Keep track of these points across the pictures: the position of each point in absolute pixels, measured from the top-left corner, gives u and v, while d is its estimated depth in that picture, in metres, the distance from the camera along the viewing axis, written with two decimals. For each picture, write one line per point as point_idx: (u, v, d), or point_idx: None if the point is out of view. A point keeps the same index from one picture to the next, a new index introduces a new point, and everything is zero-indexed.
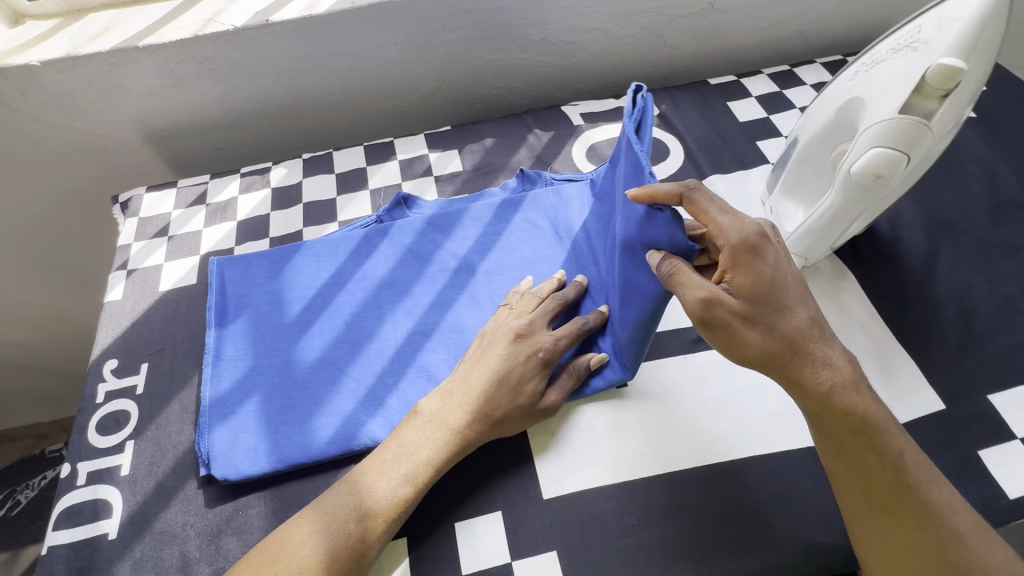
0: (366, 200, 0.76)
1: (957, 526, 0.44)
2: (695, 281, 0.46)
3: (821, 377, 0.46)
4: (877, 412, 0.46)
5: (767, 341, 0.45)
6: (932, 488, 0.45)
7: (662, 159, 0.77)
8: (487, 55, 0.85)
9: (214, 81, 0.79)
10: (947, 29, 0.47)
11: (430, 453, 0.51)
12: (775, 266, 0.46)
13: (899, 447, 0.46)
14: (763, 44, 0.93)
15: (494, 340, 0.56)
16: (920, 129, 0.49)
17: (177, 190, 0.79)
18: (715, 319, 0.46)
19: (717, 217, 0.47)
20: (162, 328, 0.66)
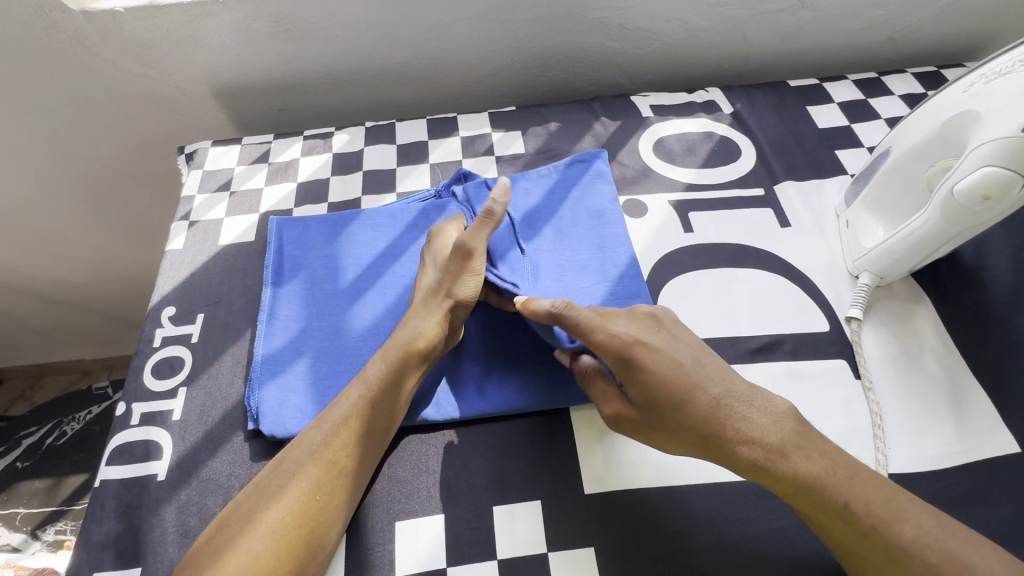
0: (425, 174, 0.75)
1: (931, 561, 0.40)
2: (602, 393, 0.50)
3: (741, 453, 0.45)
4: (814, 468, 0.43)
5: (679, 439, 0.47)
6: (895, 529, 0.41)
7: (732, 159, 0.74)
8: (560, 37, 0.83)
9: (287, 42, 0.79)
10: None
11: (407, 334, 0.54)
12: (659, 365, 0.47)
13: (842, 498, 0.42)
14: (850, 48, 0.88)
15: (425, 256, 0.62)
16: None
17: (242, 146, 0.80)
18: (629, 424, 0.49)
19: (591, 335, 0.49)
20: (220, 281, 0.67)
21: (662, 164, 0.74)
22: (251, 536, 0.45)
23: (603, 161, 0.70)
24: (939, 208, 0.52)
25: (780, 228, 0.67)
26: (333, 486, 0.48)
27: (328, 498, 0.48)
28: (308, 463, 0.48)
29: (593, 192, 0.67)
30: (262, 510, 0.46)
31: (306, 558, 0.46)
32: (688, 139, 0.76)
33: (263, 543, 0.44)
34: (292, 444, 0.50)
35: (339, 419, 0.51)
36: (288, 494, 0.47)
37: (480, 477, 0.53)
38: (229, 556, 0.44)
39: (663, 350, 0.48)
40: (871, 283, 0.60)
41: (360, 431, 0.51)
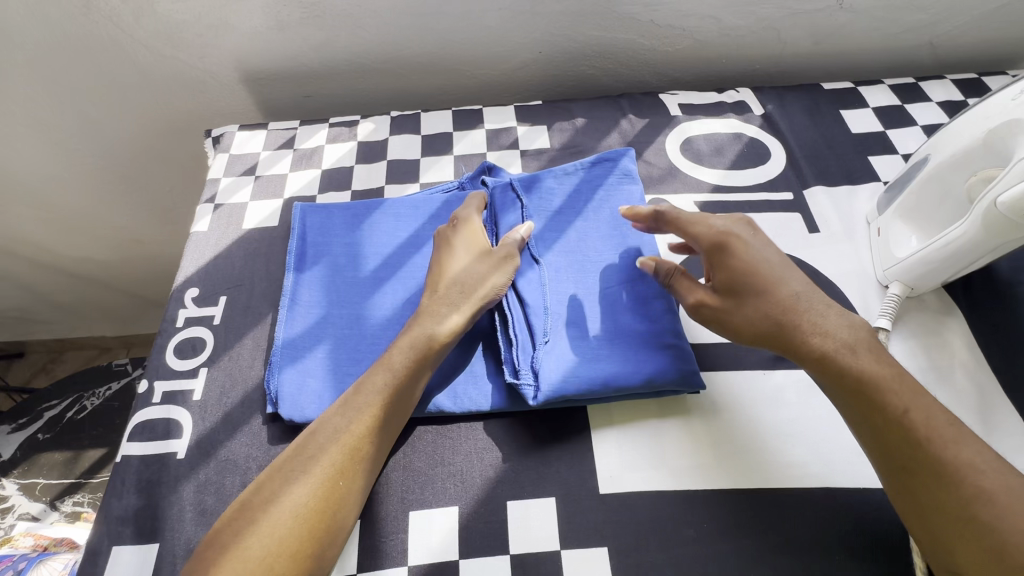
0: (449, 166, 0.75)
1: (983, 485, 0.41)
2: (687, 285, 0.55)
3: (813, 343, 0.49)
4: (882, 373, 0.47)
5: (759, 324, 0.51)
6: (951, 446, 0.43)
7: (761, 162, 0.73)
8: (590, 32, 0.82)
9: (316, 28, 0.79)
10: None
11: (435, 321, 0.55)
12: (748, 256, 0.53)
13: (904, 405, 0.45)
14: (886, 53, 0.86)
15: (448, 243, 0.60)
16: None
17: (268, 131, 0.80)
18: (708, 309, 0.54)
19: (688, 228, 0.57)
20: (243, 264, 0.67)
21: (689, 164, 0.73)
22: (274, 519, 0.45)
23: (631, 161, 0.69)
24: (980, 221, 0.50)
25: (808, 234, 0.66)
26: (354, 474, 0.48)
27: (349, 485, 0.48)
28: (331, 450, 0.49)
29: (617, 194, 0.66)
30: (285, 494, 0.46)
31: (326, 543, 0.46)
32: (716, 139, 0.75)
33: (286, 525, 0.45)
34: (314, 428, 0.50)
35: (363, 403, 0.51)
36: (311, 479, 0.47)
37: (496, 470, 0.53)
38: (252, 538, 0.44)
39: (757, 248, 0.54)
40: (900, 293, 0.59)
41: (383, 417, 0.51)
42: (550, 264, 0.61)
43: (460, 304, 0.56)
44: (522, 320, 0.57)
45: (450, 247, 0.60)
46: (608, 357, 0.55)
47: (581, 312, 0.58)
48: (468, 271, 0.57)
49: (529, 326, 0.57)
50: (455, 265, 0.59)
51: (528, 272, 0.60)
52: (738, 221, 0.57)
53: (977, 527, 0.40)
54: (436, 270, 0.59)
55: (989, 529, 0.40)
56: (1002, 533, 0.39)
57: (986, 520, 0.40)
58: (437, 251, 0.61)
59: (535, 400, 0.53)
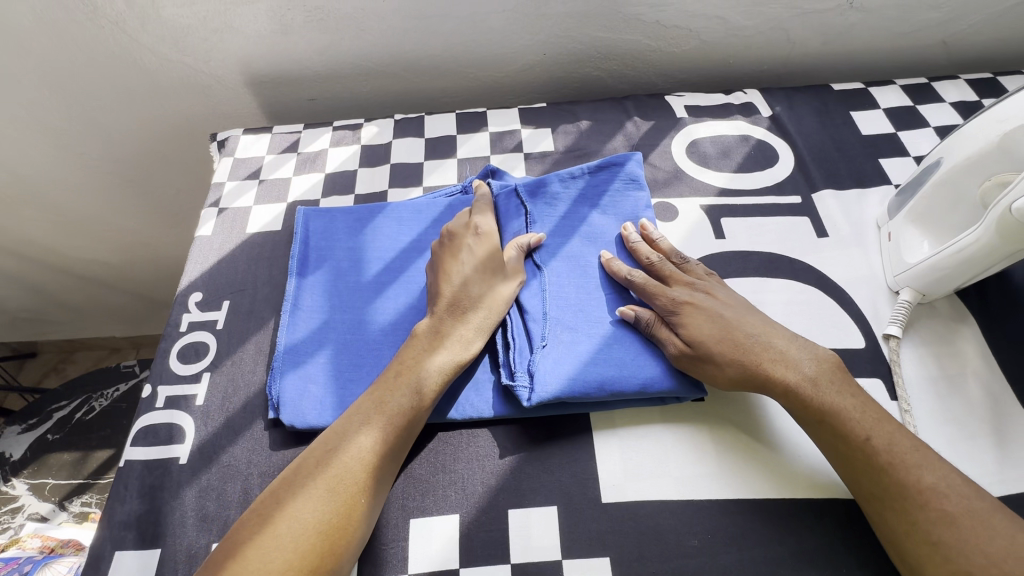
0: (452, 169, 0.74)
1: (947, 508, 0.44)
2: (666, 334, 0.55)
3: (778, 377, 0.51)
4: (845, 404, 0.50)
5: (732, 368, 0.52)
6: (913, 471, 0.46)
7: (769, 165, 0.72)
8: (595, 34, 0.81)
9: (320, 31, 0.79)
10: None
11: (456, 334, 0.55)
12: (710, 308, 0.55)
13: (866, 432, 0.48)
14: (899, 52, 0.84)
15: (459, 250, 0.60)
16: None
17: (273, 135, 0.80)
18: (690, 358, 0.53)
19: (648, 287, 0.57)
20: (246, 269, 0.67)
21: (695, 167, 0.72)
22: (296, 535, 0.45)
23: (638, 166, 0.68)
24: (994, 225, 0.49)
25: (816, 238, 0.65)
26: (374, 489, 0.49)
27: (370, 500, 0.48)
28: (352, 466, 0.48)
29: (623, 202, 0.66)
30: (307, 509, 0.46)
31: (345, 559, 0.46)
32: (723, 141, 0.74)
33: (309, 541, 0.45)
34: (334, 441, 0.50)
35: (388, 416, 0.51)
36: (332, 496, 0.47)
37: (497, 478, 0.53)
38: (275, 553, 0.44)
39: (716, 299, 0.56)
40: (911, 300, 0.57)
41: (404, 431, 0.51)
42: (552, 270, 0.61)
43: (480, 317, 0.56)
44: (521, 327, 0.58)
45: (466, 254, 0.60)
46: (606, 361, 0.55)
47: (581, 317, 0.58)
48: (483, 284, 0.58)
49: (527, 331, 0.57)
50: (464, 274, 0.58)
51: (530, 281, 0.60)
52: (695, 277, 0.59)
53: (944, 551, 0.43)
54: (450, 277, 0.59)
55: (956, 551, 0.43)
56: (969, 557, 0.42)
57: (949, 543, 0.43)
58: (450, 256, 0.60)
59: (529, 402, 0.53)
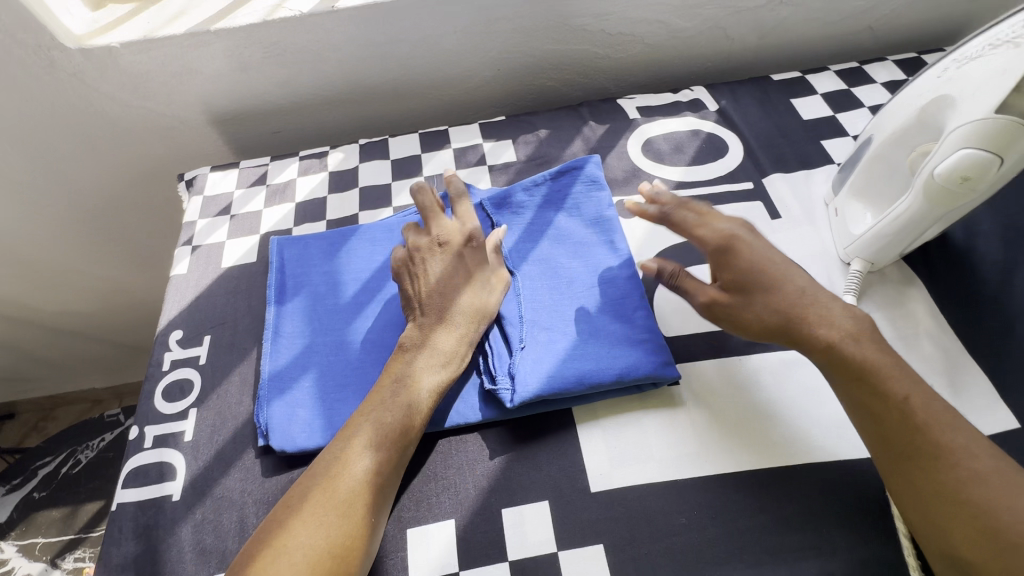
0: (420, 187, 0.77)
1: (977, 468, 0.44)
2: (694, 286, 0.57)
3: (819, 334, 0.51)
4: (883, 362, 0.50)
5: (765, 317, 0.53)
6: (947, 431, 0.46)
7: (720, 155, 0.75)
8: (545, 46, 0.84)
9: (279, 66, 0.81)
10: None
11: (452, 343, 0.57)
12: (752, 257, 0.55)
13: (904, 391, 0.48)
14: (831, 39, 0.89)
15: (443, 257, 0.61)
16: (1018, 130, 0.44)
17: (240, 170, 0.81)
18: (721, 307, 0.55)
19: (694, 232, 0.58)
20: (225, 302, 0.68)
21: (652, 164, 0.75)
22: (306, 562, 0.45)
23: (598, 167, 0.71)
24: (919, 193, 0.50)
25: (770, 220, 0.69)
26: (378, 506, 0.50)
27: (376, 517, 0.49)
28: (357, 488, 0.49)
29: (586, 203, 0.69)
30: (315, 534, 0.47)
31: None
32: (675, 138, 0.78)
33: (322, 564, 0.46)
34: (336, 462, 0.50)
35: (388, 433, 0.52)
36: (339, 519, 0.48)
37: (488, 479, 0.54)
38: None
39: (760, 246, 0.56)
40: (861, 269, 0.61)
41: (402, 446, 0.52)
42: (524, 275, 0.64)
43: (472, 322, 0.58)
44: (498, 332, 0.60)
45: (449, 262, 0.61)
46: (583, 357, 0.57)
47: (556, 317, 0.61)
48: (469, 291, 0.59)
49: (506, 336, 0.60)
50: (446, 282, 0.60)
51: None
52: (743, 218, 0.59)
53: (971, 508, 0.43)
54: (436, 284, 0.60)
55: (984, 510, 0.43)
56: (997, 515, 0.42)
57: (978, 501, 0.43)
58: (433, 263, 0.61)
59: (512, 403, 0.55)
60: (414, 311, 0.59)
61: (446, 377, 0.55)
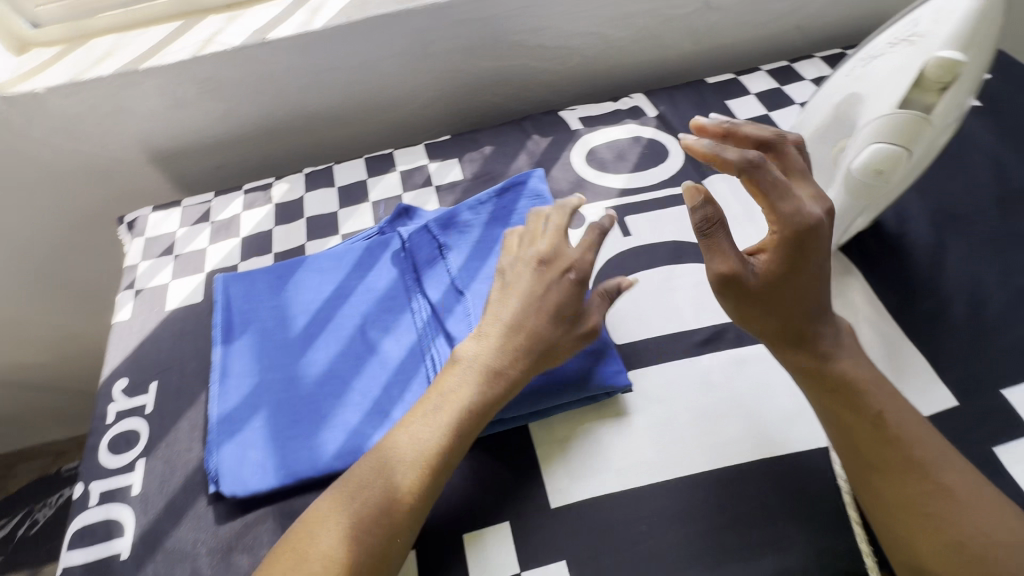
0: (367, 213, 0.76)
1: (947, 483, 0.45)
2: (726, 252, 0.49)
3: (820, 347, 0.50)
4: (861, 375, 0.49)
5: (785, 318, 0.50)
6: (917, 445, 0.46)
7: (661, 160, 0.77)
8: (484, 64, 0.85)
9: (215, 101, 0.80)
10: (943, 21, 0.44)
11: (500, 362, 0.54)
12: (817, 258, 0.49)
13: (879, 406, 0.48)
14: (762, 40, 0.92)
15: (523, 271, 0.58)
16: (920, 122, 0.45)
17: (183, 208, 0.80)
18: (737, 284, 0.49)
19: (776, 205, 0.48)
20: (170, 346, 0.66)
21: (596, 174, 0.76)
22: None
23: (542, 180, 0.71)
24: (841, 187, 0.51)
25: None
26: (412, 528, 0.49)
27: (406, 539, 0.49)
28: (369, 520, 0.48)
29: (533, 216, 0.69)
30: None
31: None
32: (618, 146, 0.79)
33: None
34: (319, 521, 0.48)
35: (389, 479, 0.50)
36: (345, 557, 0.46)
37: (447, 505, 0.54)
38: None
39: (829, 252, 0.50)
40: None
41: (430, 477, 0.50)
42: (474, 293, 0.64)
43: (532, 347, 0.54)
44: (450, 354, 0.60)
45: (542, 282, 0.57)
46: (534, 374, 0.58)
47: None
48: (547, 314, 0.55)
49: None
50: (522, 301, 0.56)
51: (455, 308, 0.63)
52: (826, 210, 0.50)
53: (936, 523, 0.44)
54: (519, 297, 0.56)
55: (949, 524, 0.44)
56: (960, 530, 0.44)
57: (947, 517, 0.44)
58: (521, 277, 0.57)
59: None
60: (487, 318, 0.57)
61: (487, 399, 0.53)
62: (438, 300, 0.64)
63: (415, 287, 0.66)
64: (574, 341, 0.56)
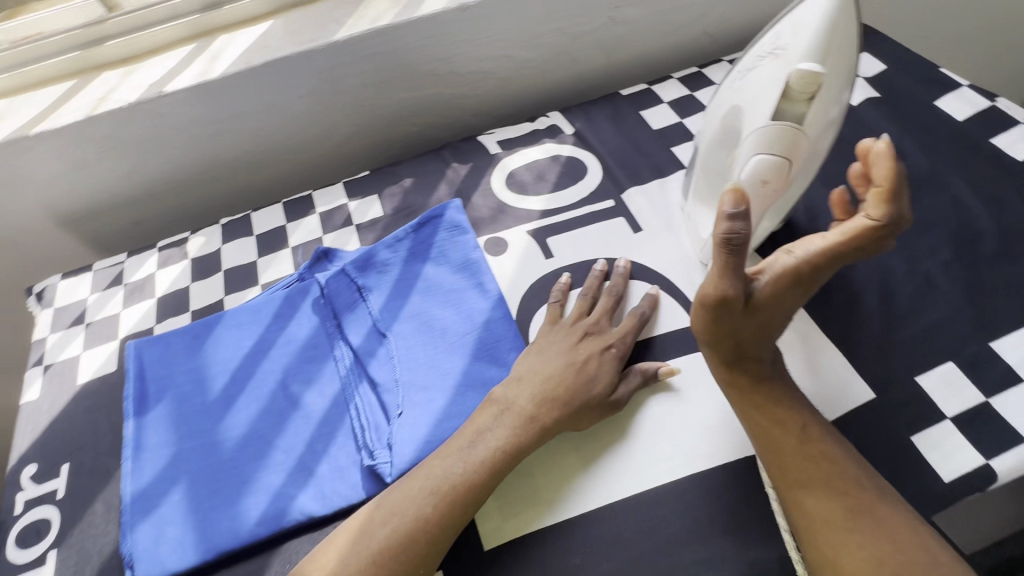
0: (287, 259, 0.74)
1: (863, 496, 0.47)
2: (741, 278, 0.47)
3: (757, 368, 0.52)
4: (782, 393, 0.52)
5: (746, 339, 0.51)
6: (835, 458, 0.49)
7: (580, 178, 0.77)
8: (397, 96, 0.84)
9: (119, 158, 0.78)
10: (799, 34, 0.48)
11: (537, 409, 0.53)
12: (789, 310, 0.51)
13: (801, 420, 0.50)
14: (673, 48, 0.93)
15: (566, 334, 0.59)
16: (795, 132, 0.48)
17: (93, 272, 0.76)
18: (725, 306, 0.48)
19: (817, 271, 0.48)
20: (83, 423, 0.63)
21: (516, 198, 0.76)
22: None
23: (459, 212, 0.71)
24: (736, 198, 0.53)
25: (632, 234, 0.70)
26: None
27: None
28: None
29: (453, 249, 0.68)
30: None
31: None
32: (537, 167, 0.79)
33: None
34: None
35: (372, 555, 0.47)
36: None
37: None
38: None
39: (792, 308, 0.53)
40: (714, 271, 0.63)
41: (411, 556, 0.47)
42: (396, 334, 0.62)
43: (560, 400, 0.54)
44: (374, 400, 0.59)
45: (592, 349, 0.57)
46: (459, 414, 0.57)
47: (431, 373, 0.60)
48: (585, 380, 0.55)
49: (382, 404, 0.58)
50: (560, 361, 0.56)
51: (377, 351, 0.62)
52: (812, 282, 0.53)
53: (856, 536, 0.45)
54: (561, 352, 0.57)
55: (867, 536, 0.45)
56: (876, 541, 0.45)
57: (865, 531, 0.45)
58: (563, 336, 0.58)
59: (392, 477, 0.54)
60: (525, 363, 0.57)
61: (520, 443, 0.52)
62: (359, 344, 0.62)
63: (335, 332, 0.64)
64: (602, 408, 0.54)
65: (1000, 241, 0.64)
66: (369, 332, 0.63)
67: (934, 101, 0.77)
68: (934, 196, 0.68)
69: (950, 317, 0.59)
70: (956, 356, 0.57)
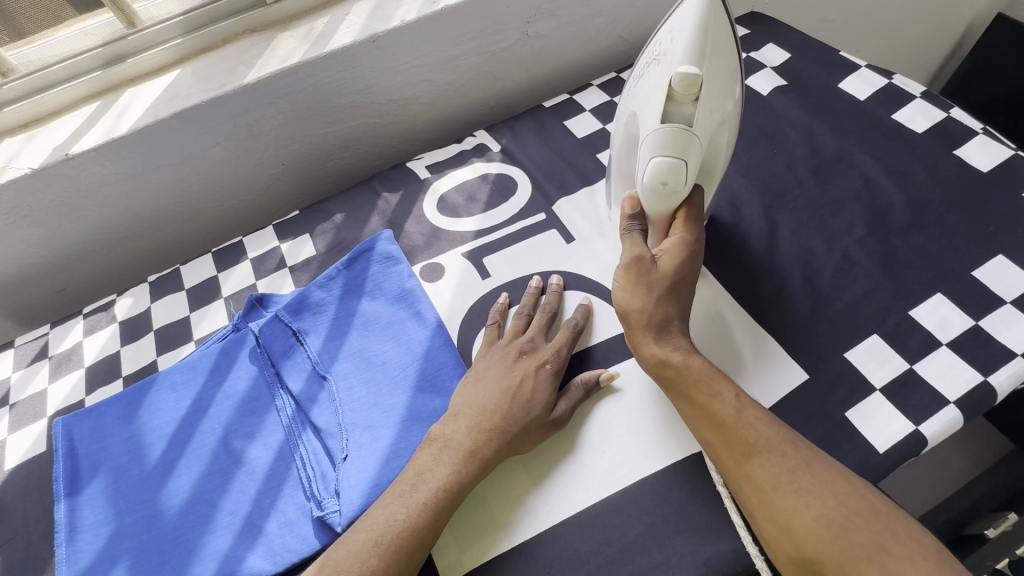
0: (221, 310, 0.72)
1: (802, 455, 0.48)
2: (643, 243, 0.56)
3: (678, 344, 0.54)
4: (706, 367, 0.53)
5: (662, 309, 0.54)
6: (771, 424, 0.49)
7: (510, 195, 0.77)
8: (320, 130, 0.83)
9: (32, 227, 0.74)
10: (678, 40, 0.50)
11: (475, 442, 0.53)
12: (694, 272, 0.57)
13: (733, 389, 0.51)
14: (591, 56, 0.95)
15: (499, 359, 0.58)
16: (685, 134, 0.50)
17: (15, 350, 0.73)
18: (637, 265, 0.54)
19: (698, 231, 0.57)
20: (14, 512, 0.60)
21: (449, 221, 0.76)
22: None
23: (392, 244, 0.71)
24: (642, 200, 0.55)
25: (566, 245, 0.71)
26: None
27: None
28: None
29: (389, 281, 0.68)
30: None
31: None
32: (467, 188, 0.79)
33: None
34: None
35: None
36: None
37: None
38: None
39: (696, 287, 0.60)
40: None
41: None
42: (338, 375, 0.61)
43: (499, 427, 0.53)
44: (321, 446, 0.58)
45: (525, 370, 0.57)
46: (405, 451, 0.56)
47: (376, 411, 0.59)
48: (522, 403, 0.55)
49: (329, 449, 0.57)
50: (495, 388, 0.56)
51: (319, 397, 0.60)
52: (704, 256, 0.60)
53: (804, 497, 0.45)
54: (495, 379, 0.56)
55: (814, 495, 0.45)
56: (823, 500, 0.45)
57: (809, 490, 0.46)
58: (497, 361, 0.58)
59: (343, 526, 0.52)
60: (462, 395, 0.56)
61: (463, 478, 0.52)
62: (300, 390, 0.61)
63: (273, 380, 0.62)
64: (542, 428, 0.55)
65: (909, 212, 0.67)
66: (309, 376, 0.62)
67: (837, 84, 0.81)
68: (846, 175, 0.71)
69: (871, 292, 0.62)
70: (880, 328, 0.59)
